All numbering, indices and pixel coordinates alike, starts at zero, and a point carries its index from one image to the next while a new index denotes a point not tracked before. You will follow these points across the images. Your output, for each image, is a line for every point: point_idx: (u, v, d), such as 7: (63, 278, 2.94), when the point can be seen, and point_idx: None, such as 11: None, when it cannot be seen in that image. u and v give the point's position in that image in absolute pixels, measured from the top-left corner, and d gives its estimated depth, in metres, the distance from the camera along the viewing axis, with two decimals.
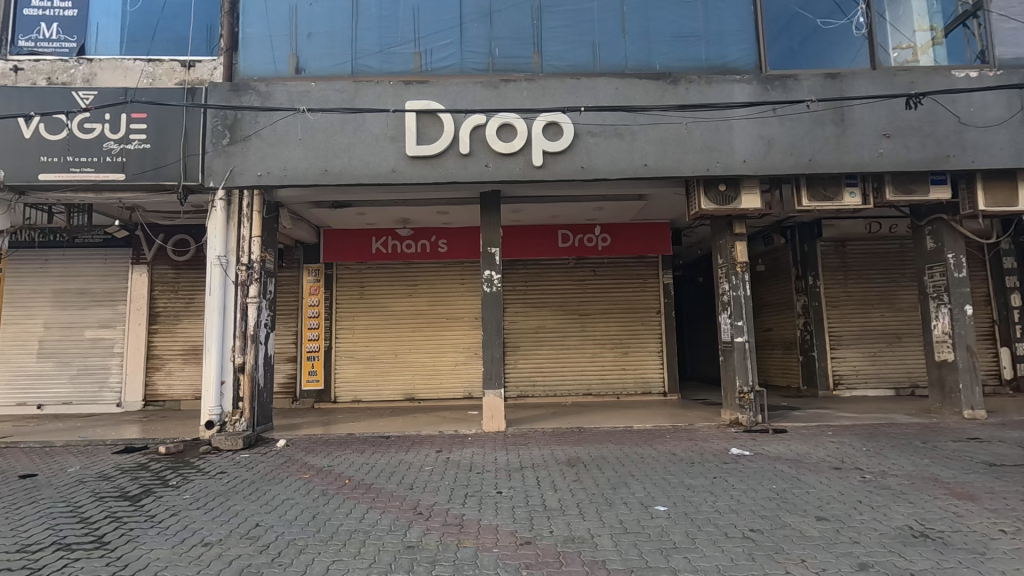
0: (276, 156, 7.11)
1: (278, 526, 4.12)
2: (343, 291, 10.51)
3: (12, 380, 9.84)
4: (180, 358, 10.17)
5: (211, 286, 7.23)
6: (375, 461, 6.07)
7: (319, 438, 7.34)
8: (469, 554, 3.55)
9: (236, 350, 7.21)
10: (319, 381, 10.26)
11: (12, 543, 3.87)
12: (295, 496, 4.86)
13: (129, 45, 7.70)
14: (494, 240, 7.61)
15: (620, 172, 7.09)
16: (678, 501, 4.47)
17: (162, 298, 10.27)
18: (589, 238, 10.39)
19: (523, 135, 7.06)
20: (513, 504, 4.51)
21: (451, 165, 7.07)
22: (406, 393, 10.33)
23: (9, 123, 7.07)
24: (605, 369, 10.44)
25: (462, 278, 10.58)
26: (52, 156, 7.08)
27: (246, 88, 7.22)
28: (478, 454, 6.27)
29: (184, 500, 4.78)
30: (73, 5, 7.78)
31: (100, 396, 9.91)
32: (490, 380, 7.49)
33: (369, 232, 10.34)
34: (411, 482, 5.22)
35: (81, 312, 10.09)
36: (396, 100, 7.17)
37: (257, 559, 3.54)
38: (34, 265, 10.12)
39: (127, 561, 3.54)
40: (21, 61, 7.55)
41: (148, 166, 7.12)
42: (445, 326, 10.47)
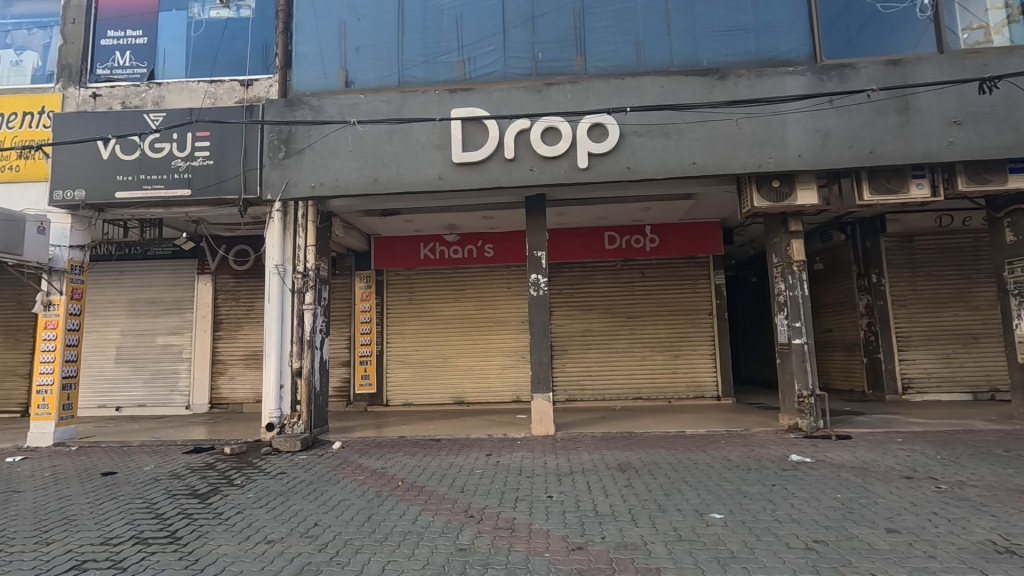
0: (328, 168, 7.37)
1: (336, 526, 4.25)
2: (393, 297, 10.77)
3: (94, 384, 10.60)
4: (242, 363, 10.65)
5: (270, 294, 7.57)
6: (426, 464, 6.16)
7: (372, 441, 7.52)
8: (521, 557, 3.56)
9: (293, 355, 7.51)
10: (372, 385, 10.55)
11: (97, 536, 4.16)
12: (350, 497, 5.00)
13: (194, 68, 8.18)
14: (540, 243, 7.61)
15: (667, 172, 6.96)
16: (735, 509, 4.33)
17: (225, 306, 10.80)
18: (636, 239, 10.28)
19: (567, 137, 7.03)
20: (563, 508, 4.49)
21: (497, 170, 7.13)
22: (455, 396, 10.46)
23: (90, 146, 7.65)
24: (656, 373, 10.23)
25: (508, 282, 10.62)
26: (127, 175, 7.60)
27: (299, 103, 7.51)
28: (528, 459, 6.25)
29: (247, 499, 5.00)
30: (144, 33, 8.34)
31: (170, 398, 10.53)
32: (538, 384, 7.48)
33: (417, 239, 10.54)
34: (462, 485, 5.28)
35: (153, 320, 10.76)
36: (442, 109, 7.30)
37: (318, 557, 3.67)
38: (112, 277, 10.87)
39: (199, 556, 3.74)
40: (99, 88, 8.14)
41: (211, 181, 7.52)
42: (493, 330, 10.54)
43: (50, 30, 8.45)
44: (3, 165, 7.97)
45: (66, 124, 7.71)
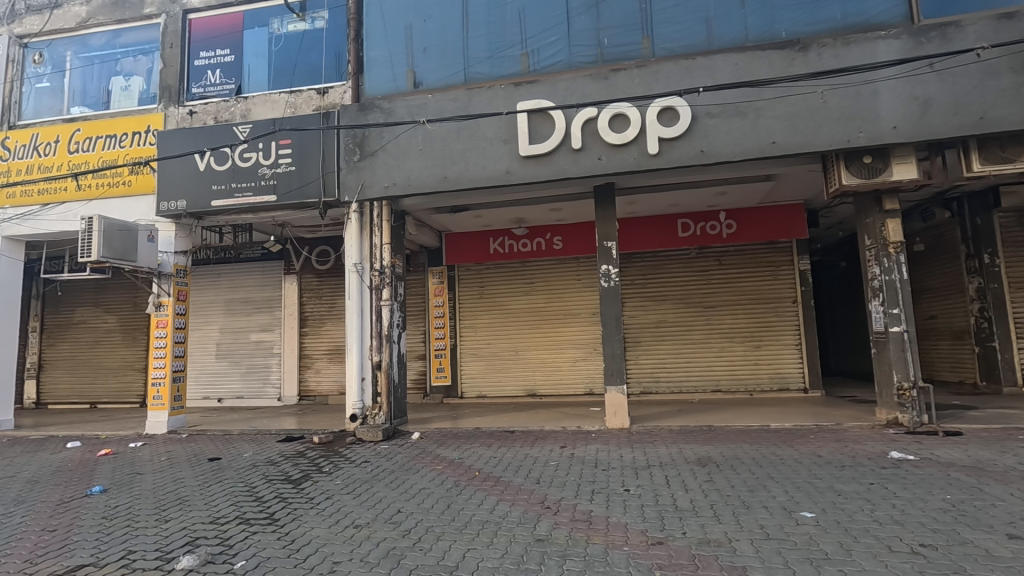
0: (399, 168, 7.61)
1: (417, 513, 4.41)
2: (465, 291, 10.98)
3: (199, 378, 11.61)
4: (326, 357, 11.23)
5: (350, 291, 7.95)
6: (501, 455, 6.26)
7: (449, 432, 7.72)
8: (599, 550, 3.53)
9: (373, 349, 7.85)
10: (447, 377, 10.83)
11: (207, 515, 4.57)
12: (430, 485, 5.17)
13: (275, 80, 8.71)
14: (610, 233, 7.49)
15: (744, 153, 6.61)
16: (828, 508, 4.07)
17: (309, 303, 11.43)
18: (713, 225, 9.79)
19: (636, 124, 6.85)
20: (642, 502, 4.40)
21: (564, 162, 7.07)
22: (528, 389, 10.54)
23: (189, 159, 8.34)
24: (735, 364, 9.81)
25: (578, 274, 10.53)
26: (220, 184, 8.22)
27: (371, 106, 7.78)
28: (603, 451, 6.19)
29: (336, 486, 5.30)
30: (231, 52, 8.95)
31: (265, 391, 11.33)
32: (611, 376, 7.39)
33: (486, 233, 10.66)
34: (538, 477, 5.31)
35: (247, 318, 11.59)
36: (507, 103, 7.31)
37: (402, 542, 3.82)
38: (210, 279, 11.82)
39: (294, 537, 4.02)
40: (195, 106, 8.85)
41: (294, 186, 7.98)
42: (564, 322, 10.50)
43: (151, 55, 9.27)
44: (117, 181, 8.82)
45: (168, 141, 8.46)
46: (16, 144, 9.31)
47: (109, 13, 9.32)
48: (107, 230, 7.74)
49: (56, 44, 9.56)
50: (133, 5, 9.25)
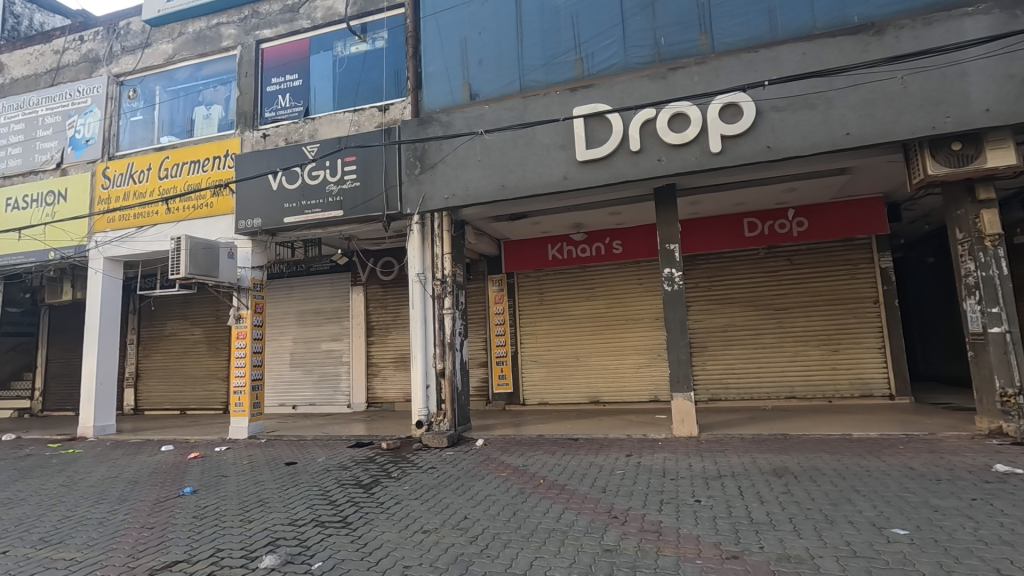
0: (458, 179, 7.76)
1: (484, 520, 4.44)
2: (525, 298, 11.02)
3: (275, 385, 12.26)
4: (392, 365, 11.56)
5: (414, 301, 8.18)
6: (566, 463, 6.20)
7: (513, 438, 7.74)
8: (670, 562, 3.43)
9: (437, 357, 8.01)
10: (509, 384, 10.89)
11: (286, 517, 4.81)
12: (496, 492, 5.20)
13: (340, 101, 9.13)
14: (672, 235, 7.30)
15: (815, 146, 6.28)
16: (923, 525, 3.76)
17: (375, 313, 11.82)
18: (781, 223, 9.34)
19: (697, 122, 6.65)
20: (714, 514, 4.23)
21: (623, 165, 6.97)
22: (591, 395, 10.42)
23: (263, 180, 8.87)
24: (811, 369, 9.29)
25: (639, 278, 10.32)
26: (291, 203, 8.67)
27: (430, 120, 7.99)
28: (671, 460, 6.01)
29: (404, 491, 5.43)
30: (298, 76, 9.46)
31: (335, 398, 11.80)
32: (677, 382, 7.18)
33: (544, 240, 10.67)
34: (604, 485, 5.22)
35: (318, 328, 12.14)
36: (563, 108, 7.30)
37: (470, 548, 3.86)
38: (283, 292, 12.48)
39: (367, 540, 4.15)
40: (268, 129, 9.40)
41: (359, 201, 8.31)
42: (626, 328, 10.32)
43: (229, 85, 9.95)
44: (200, 203, 9.50)
45: (245, 164, 9.05)
46: (114, 173, 10.22)
47: (192, 48, 10.09)
48: (193, 248, 8.35)
49: (147, 80, 10.45)
50: (213, 39, 9.99)
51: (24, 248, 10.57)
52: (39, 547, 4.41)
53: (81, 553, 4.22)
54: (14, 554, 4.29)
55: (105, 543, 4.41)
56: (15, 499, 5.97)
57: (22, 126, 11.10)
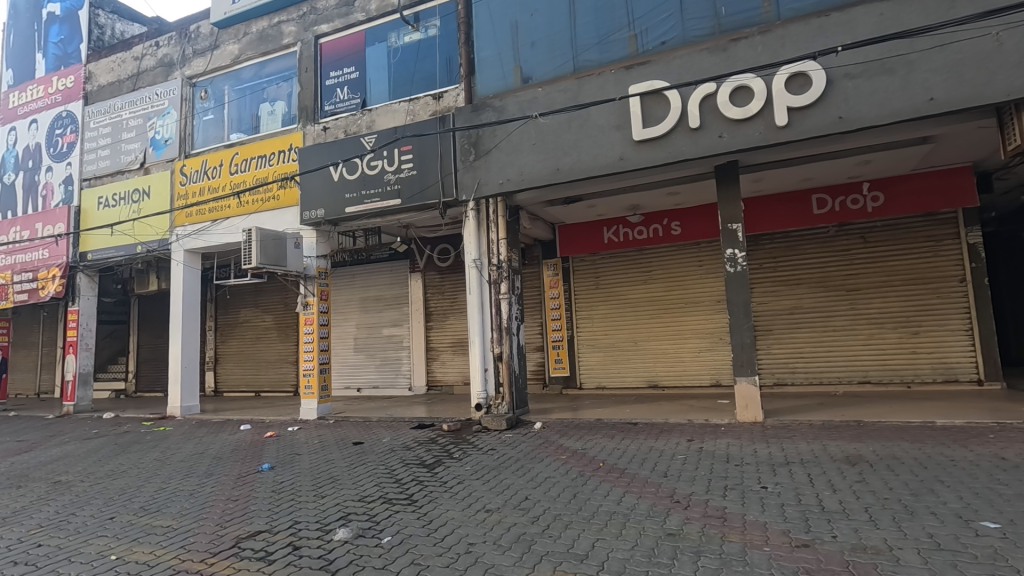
0: (513, 163, 7.76)
1: (545, 501, 4.51)
2: (580, 282, 10.94)
3: (341, 369, 12.82)
4: (450, 349, 11.82)
5: (471, 287, 8.31)
6: (625, 447, 6.17)
7: (570, 422, 7.77)
8: (736, 549, 3.36)
9: (494, 342, 8.12)
10: (565, 368, 10.90)
11: (355, 493, 5.06)
12: (555, 474, 5.26)
13: (396, 91, 9.31)
14: (735, 215, 7.03)
15: (893, 115, 5.86)
16: (1017, 519, 3.50)
17: (433, 299, 12.08)
18: (854, 199, 8.81)
19: (761, 95, 6.34)
20: (782, 501, 4.10)
21: (681, 143, 6.75)
22: (649, 379, 10.29)
23: (325, 172, 9.20)
24: (888, 353, 8.76)
25: (699, 260, 10.02)
26: (352, 193, 8.96)
27: (484, 106, 8.00)
28: (734, 446, 5.85)
29: (466, 471, 5.58)
30: (355, 68, 9.69)
31: (397, 381, 12.22)
32: (741, 366, 6.97)
33: (600, 223, 10.54)
34: (665, 470, 5.17)
35: (379, 314, 12.56)
36: (619, 88, 7.13)
37: (531, 528, 3.94)
38: (346, 279, 12.96)
39: (432, 517, 4.31)
40: (327, 122, 9.72)
41: (416, 189, 8.48)
42: (685, 311, 10.07)
43: (291, 81, 10.34)
44: (268, 196, 9.97)
45: (308, 157, 9.40)
46: (191, 171, 10.88)
47: (256, 47, 10.53)
48: (262, 239, 8.79)
49: (216, 81, 11.01)
50: (275, 38, 10.37)
51: (115, 242, 11.53)
52: (140, 514, 4.85)
53: (176, 521, 4.61)
54: (119, 520, 4.74)
55: (196, 512, 4.80)
56: (118, 471, 6.57)
57: (109, 130, 11.97)
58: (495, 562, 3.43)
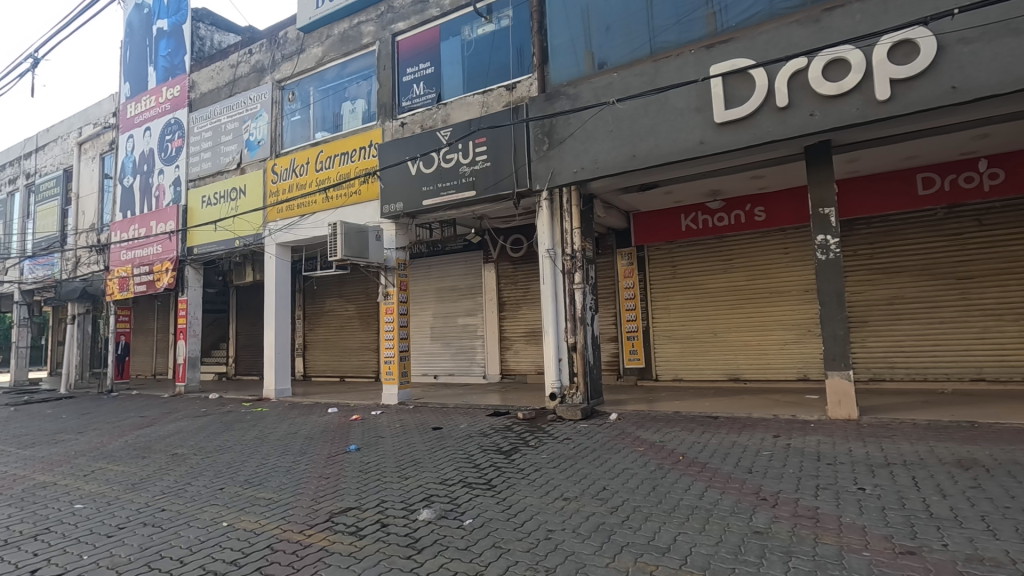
0: (587, 151, 7.66)
1: (623, 492, 4.48)
2: (656, 272, 10.67)
3: (419, 356, 13.31)
4: (523, 339, 11.92)
5: (545, 277, 8.34)
6: (706, 441, 5.99)
7: (647, 414, 7.62)
8: (831, 551, 3.19)
9: (568, 332, 8.12)
10: (640, 360, 10.69)
11: (437, 476, 5.26)
12: (633, 466, 5.19)
13: (470, 84, 9.44)
14: (828, 198, 6.57)
15: (1018, 82, 5.24)
16: None
17: (506, 288, 12.21)
18: (967, 176, 7.96)
19: (860, 68, 5.86)
20: (882, 504, 3.83)
21: (768, 123, 6.38)
22: (730, 372, 9.90)
23: (403, 167, 9.52)
24: (1006, 348, 7.91)
25: (786, 248, 9.47)
26: (429, 186, 9.22)
27: (557, 94, 7.94)
28: (825, 444, 5.52)
29: (543, 459, 5.63)
30: (430, 63, 9.91)
31: (472, 369, 12.51)
32: (833, 360, 6.54)
33: (677, 210, 10.21)
34: (750, 466, 4.97)
35: (455, 304, 12.88)
36: (699, 68, 6.84)
37: (611, 518, 3.93)
38: (423, 270, 13.37)
39: (511, 502, 4.40)
40: (405, 117, 10.04)
41: (490, 181, 8.58)
42: (770, 301, 9.58)
43: (370, 79, 10.74)
44: (350, 191, 10.46)
45: (387, 152, 9.76)
46: (281, 169, 11.61)
47: (339, 48, 11.03)
48: (346, 232, 9.26)
49: (303, 83, 11.63)
50: (355, 38, 10.81)
51: (217, 237, 12.55)
52: (245, 486, 5.29)
53: (276, 494, 4.99)
54: (228, 491, 5.21)
55: (293, 487, 5.18)
56: (225, 447, 7.19)
57: (210, 134, 12.99)
58: (575, 550, 3.45)
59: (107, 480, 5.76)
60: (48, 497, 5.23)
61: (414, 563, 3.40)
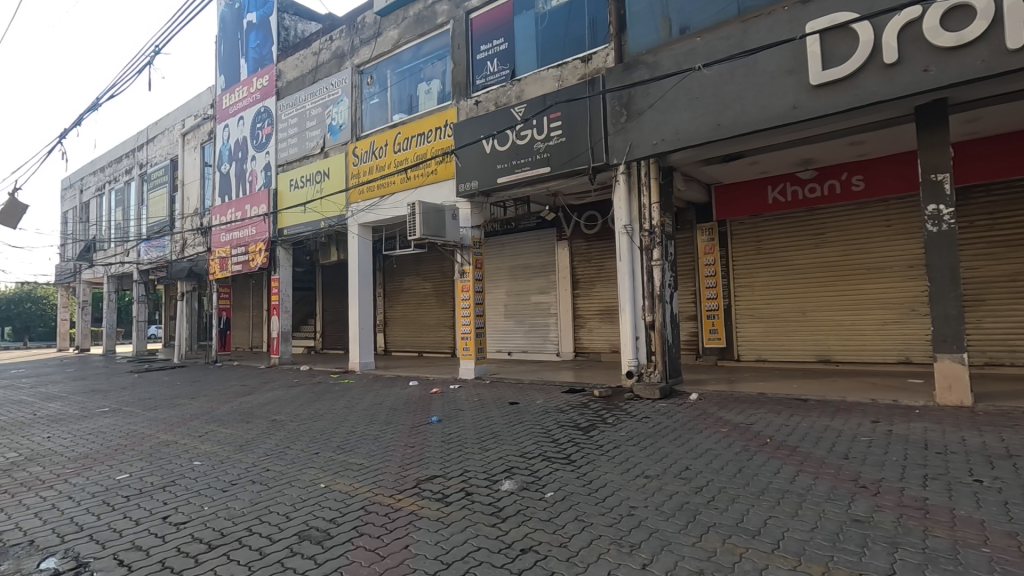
0: (667, 122, 7.36)
1: (707, 473, 4.37)
2: (739, 247, 10.17)
3: (493, 333, 13.55)
4: (597, 317, 11.81)
5: (622, 253, 8.17)
6: (795, 424, 5.70)
7: (729, 395, 7.36)
8: (944, 545, 2.96)
9: (646, 309, 7.94)
10: (721, 339, 10.31)
11: (517, 449, 5.37)
12: (717, 447, 5.04)
13: (544, 58, 9.29)
14: (942, 163, 5.95)
15: None
16: None
17: (580, 266, 12.10)
18: None
19: (986, 14, 5.21)
20: (1004, 499, 3.49)
21: (874, 83, 5.83)
22: (820, 354, 9.32)
23: (479, 146, 9.58)
24: None
25: (887, 220, 8.72)
26: (503, 163, 9.24)
27: (636, 64, 7.64)
28: (934, 432, 5.09)
29: (621, 437, 5.59)
30: (504, 40, 9.83)
31: (545, 346, 12.58)
32: (943, 342, 6.00)
33: (764, 181, 9.63)
34: (846, 452, 4.68)
35: (528, 282, 12.95)
36: (793, 26, 6.34)
37: (695, 498, 3.85)
38: (497, 249, 13.51)
39: (591, 478, 4.41)
40: (479, 96, 10.07)
41: (565, 157, 8.47)
42: (868, 278, 8.89)
43: (445, 59, 10.83)
44: (427, 171, 10.69)
45: (462, 131, 9.85)
46: (361, 152, 12.05)
47: (414, 30, 11.19)
48: (425, 212, 9.50)
49: (380, 66, 11.92)
50: (430, 19, 10.91)
51: (305, 219, 13.27)
52: (338, 452, 5.66)
53: (367, 460, 5.30)
54: (323, 456, 5.58)
55: (382, 454, 5.47)
56: (317, 415, 7.70)
57: (296, 120, 13.66)
58: (659, 527, 3.42)
59: (218, 441, 6.35)
60: (170, 453, 5.84)
61: (499, 531, 3.51)
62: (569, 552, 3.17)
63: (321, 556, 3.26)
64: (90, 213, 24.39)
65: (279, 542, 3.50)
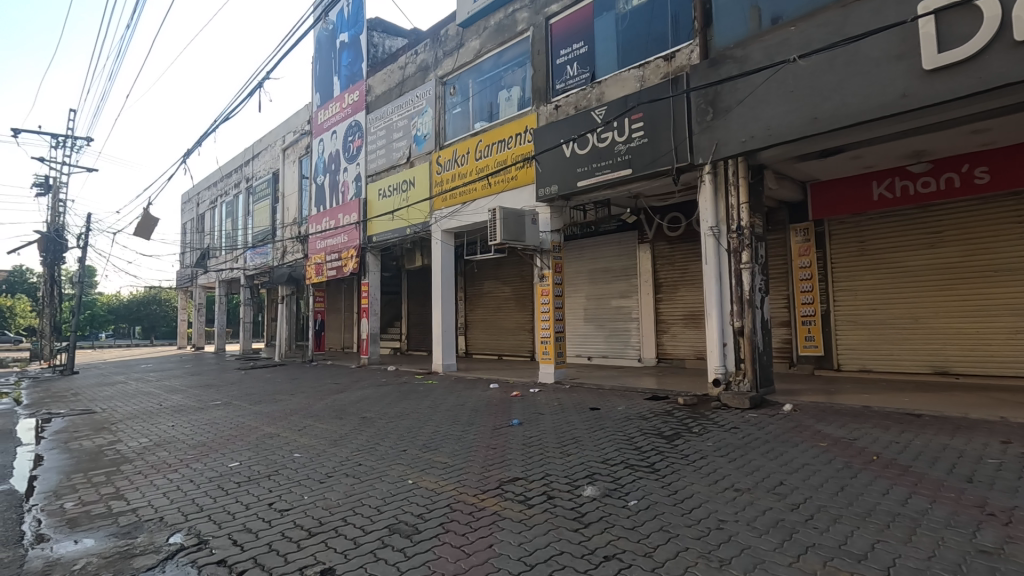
0: (757, 118, 6.99)
1: (805, 489, 4.09)
2: (839, 249, 9.47)
3: (573, 337, 13.49)
4: (681, 322, 11.43)
5: (708, 256, 7.87)
6: (906, 441, 5.20)
7: (828, 407, 6.86)
8: None
9: (734, 315, 7.59)
10: (818, 347, 9.63)
11: (599, 455, 5.31)
12: (816, 462, 4.71)
13: (624, 59, 9.17)
14: None
15: None
16: None
17: (663, 269, 11.76)
18: None
19: None
20: None
21: (1001, 63, 5.24)
22: (936, 365, 8.46)
23: (558, 150, 9.61)
24: None
25: (1018, 216, 7.78)
26: (583, 167, 9.21)
27: (722, 59, 7.34)
28: None
29: (708, 447, 5.37)
30: (584, 43, 9.80)
31: (626, 351, 12.35)
32: None
33: (867, 176, 8.82)
34: (969, 474, 4.22)
35: (608, 285, 12.79)
36: (902, 8, 5.83)
37: (791, 516, 3.62)
38: (576, 252, 13.45)
39: (676, 488, 4.28)
40: (559, 100, 10.11)
41: (648, 158, 8.28)
42: (994, 282, 7.98)
43: (524, 66, 10.97)
44: (507, 177, 10.87)
45: (542, 136, 9.93)
46: (444, 160, 12.46)
47: (495, 39, 11.44)
48: (505, 217, 9.67)
49: (462, 76, 12.27)
50: (510, 27, 11.10)
51: (392, 226, 13.92)
52: (423, 450, 5.87)
53: (451, 459, 5.46)
54: (410, 453, 5.81)
55: (465, 454, 5.61)
56: (404, 413, 8.02)
57: (384, 133, 14.37)
58: (751, 544, 3.26)
59: (315, 435, 6.79)
60: (274, 445, 6.33)
61: (581, 536, 3.49)
62: (654, 563, 3.09)
63: (409, 549, 3.41)
64: (206, 224, 26.95)
65: (371, 533, 3.69)
